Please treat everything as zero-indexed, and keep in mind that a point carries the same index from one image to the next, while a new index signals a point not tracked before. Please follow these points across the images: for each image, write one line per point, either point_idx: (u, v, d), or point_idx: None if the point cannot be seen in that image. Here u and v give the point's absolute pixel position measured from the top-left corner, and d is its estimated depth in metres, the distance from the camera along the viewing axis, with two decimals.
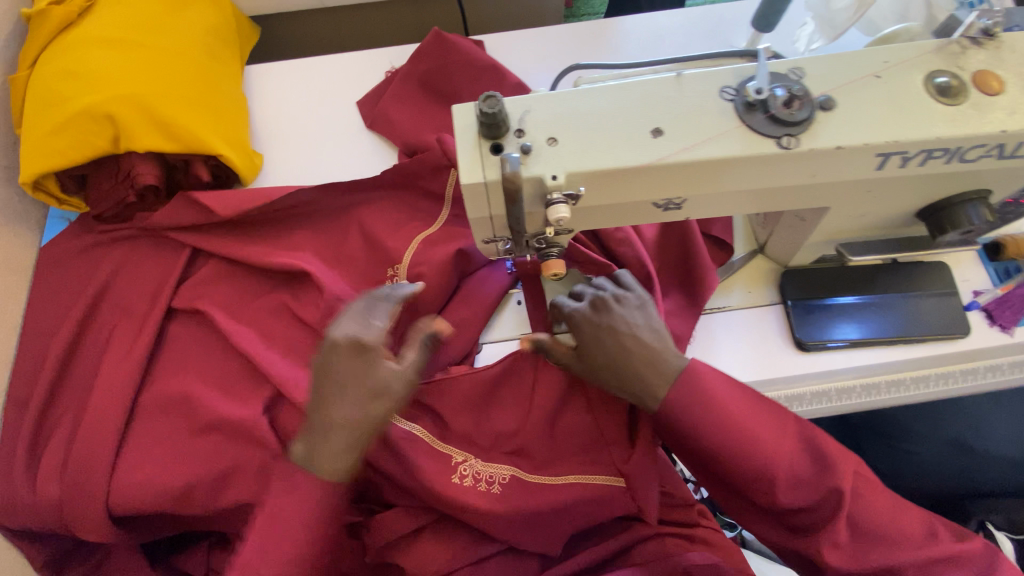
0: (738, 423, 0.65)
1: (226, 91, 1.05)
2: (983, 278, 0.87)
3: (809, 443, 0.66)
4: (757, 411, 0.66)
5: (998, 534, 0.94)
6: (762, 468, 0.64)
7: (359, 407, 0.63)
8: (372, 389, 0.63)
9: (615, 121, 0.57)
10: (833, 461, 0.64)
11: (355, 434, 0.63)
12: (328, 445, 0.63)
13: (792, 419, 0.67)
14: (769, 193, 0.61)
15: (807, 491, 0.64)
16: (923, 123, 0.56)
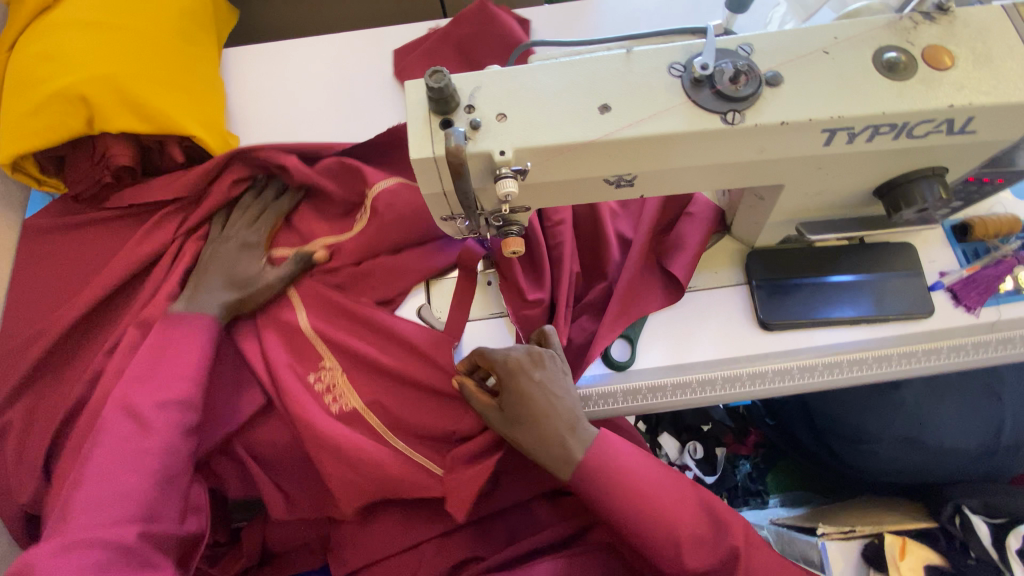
0: (645, 486, 0.69)
1: (202, 73, 1.06)
2: (950, 259, 0.87)
3: (707, 508, 0.71)
4: (658, 473, 0.71)
5: (974, 517, 0.89)
6: (664, 532, 0.68)
7: (234, 254, 0.89)
8: (234, 243, 0.90)
9: (564, 97, 0.58)
10: (729, 524, 0.69)
11: (226, 301, 0.86)
12: (211, 294, 0.86)
13: (691, 487, 0.72)
14: (719, 170, 0.62)
15: (706, 552, 0.68)
16: (869, 98, 0.57)
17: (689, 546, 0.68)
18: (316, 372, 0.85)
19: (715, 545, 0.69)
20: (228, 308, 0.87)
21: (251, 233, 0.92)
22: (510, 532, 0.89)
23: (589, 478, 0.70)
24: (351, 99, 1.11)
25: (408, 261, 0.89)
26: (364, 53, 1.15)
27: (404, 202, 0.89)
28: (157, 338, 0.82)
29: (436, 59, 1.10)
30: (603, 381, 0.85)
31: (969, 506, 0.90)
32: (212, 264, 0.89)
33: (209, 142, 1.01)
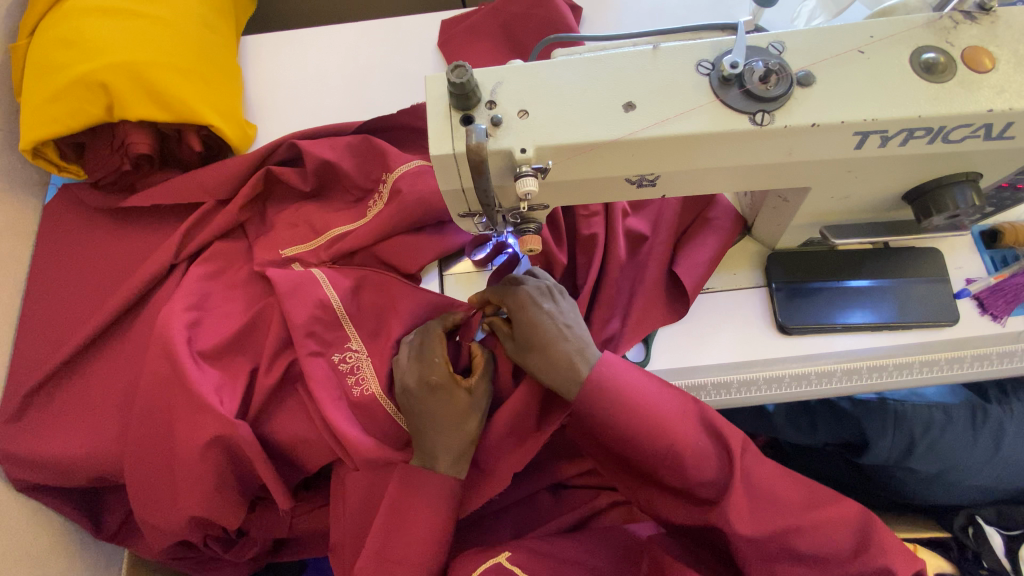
0: (655, 410, 0.69)
1: (221, 61, 1.05)
2: (978, 266, 0.85)
3: (709, 423, 0.71)
4: (666, 393, 0.71)
5: (987, 528, 0.93)
6: (669, 450, 0.69)
7: (443, 407, 0.77)
8: (422, 388, 0.77)
9: (587, 95, 0.57)
10: (732, 441, 0.69)
11: (467, 437, 0.77)
12: (442, 444, 0.76)
13: (691, 400, 0.72)
14: (745, 171, 0.60)
15: (710, 469, 0.69)
16: (904, 101, 0.55)
17: (694, 466, 0.69)
18: (342, 353, 0.85)
19: (721, 464, 0.69)
20: (459, 452, 0.77)
21: (428, 370, 0.77)
22: (514, 528, 0.89)
23: (604, 402, 0.70)
24: (368, 90, 1.11)
25: (422, 257, 0.89)
26: (379, 43, 1.14)
27: (418, 198, 0.88)
28: (176, 330, 0.83)
29: (452, 50, 1.08)
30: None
31: (985, 516, 0.93)
32: (421, 423, 0.77)
33: (227, 131, 1.01)
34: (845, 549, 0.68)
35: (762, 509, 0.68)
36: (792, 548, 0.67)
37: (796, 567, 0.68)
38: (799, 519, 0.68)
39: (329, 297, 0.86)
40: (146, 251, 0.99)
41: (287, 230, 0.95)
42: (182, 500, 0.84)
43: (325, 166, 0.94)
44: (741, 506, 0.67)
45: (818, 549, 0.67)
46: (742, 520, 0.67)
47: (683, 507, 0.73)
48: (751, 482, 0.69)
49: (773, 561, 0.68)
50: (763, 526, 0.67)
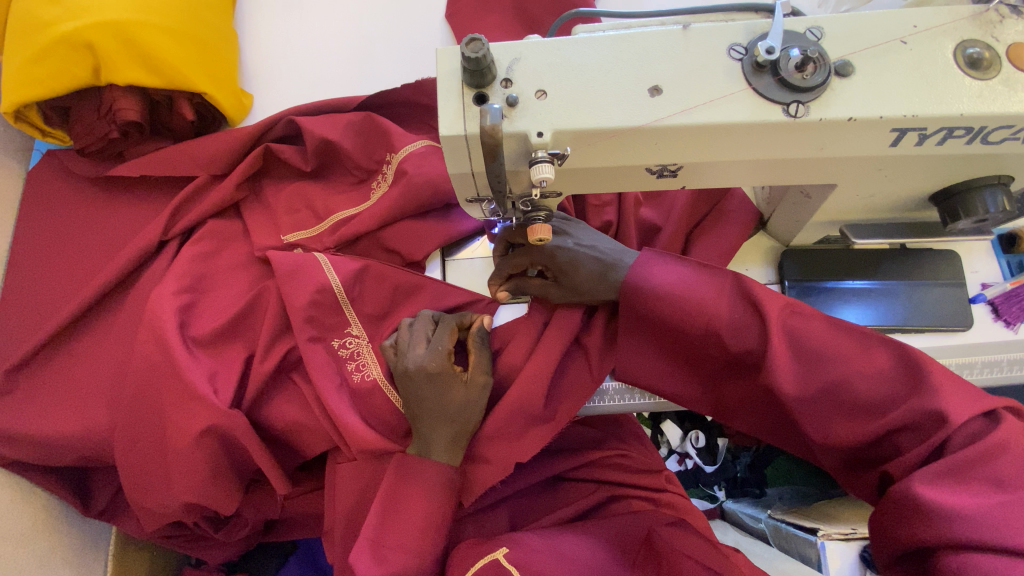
0: (682, 287, 0.68)
1: (215, 24, 0.99)
2: (994, 270, 0.83)
3: (746, 293, 0.66)
4: (697, 276, 0.69)
5: None
6: (705, 324, 0.67)
7: (442, 394, 0.74)
8: (423, 375, 0.73)
9: (610, 77, 0.53)
10: (768, 301, 0.64)
11: (465, 426, 0.75)
12: (438, 431, 0.75)
13: (729, 276, 0.68)
14: (771, 165, 0.57)
15: (748, 337, 0.65)
16: (947, 97, 0.52)
17: (731, 335, 0.66)
18: (341, 339, 0.82)
19: (759, 329, 0.64)
20: (454, 441, 0.75)
21: (431, 357, 0.74)
22: (513, 516, 0.89)
23: (633, 288, 0.69)
24: (370, 62, 1.06)
25: (426, 243, 0.86)
26: (383, 12, 1.09)
27: (425, 183, 0.85)
28: (168, 307, 0.80)
29: (461, 24, 1.03)
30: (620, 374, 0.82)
31: None
32: (418, 408, 0.75)
33: (221, 99, 0.97)
34: (898, 393, 0.60)
35: (811, 368, 0.63)
36: (846, 405, 0.61)
37: (855, 421, 0.61)
38: (850, 372, 0.61)
39: (329, 280, 0.82)
40: (135, 223, 0.95)
41: (284, 209, 0.91)
42: (174, 484, 0.82)
43: (327, 144, 0.90)
44: (784, 365, 0.63)
45: (872, 396, 0.60)
46: (786, 379, 0.62)
47: (736, 377, 0.69)
48: (800, 343, 0.63)
49: (830, 419, 0.62)
50: (811, 384, 0.62)
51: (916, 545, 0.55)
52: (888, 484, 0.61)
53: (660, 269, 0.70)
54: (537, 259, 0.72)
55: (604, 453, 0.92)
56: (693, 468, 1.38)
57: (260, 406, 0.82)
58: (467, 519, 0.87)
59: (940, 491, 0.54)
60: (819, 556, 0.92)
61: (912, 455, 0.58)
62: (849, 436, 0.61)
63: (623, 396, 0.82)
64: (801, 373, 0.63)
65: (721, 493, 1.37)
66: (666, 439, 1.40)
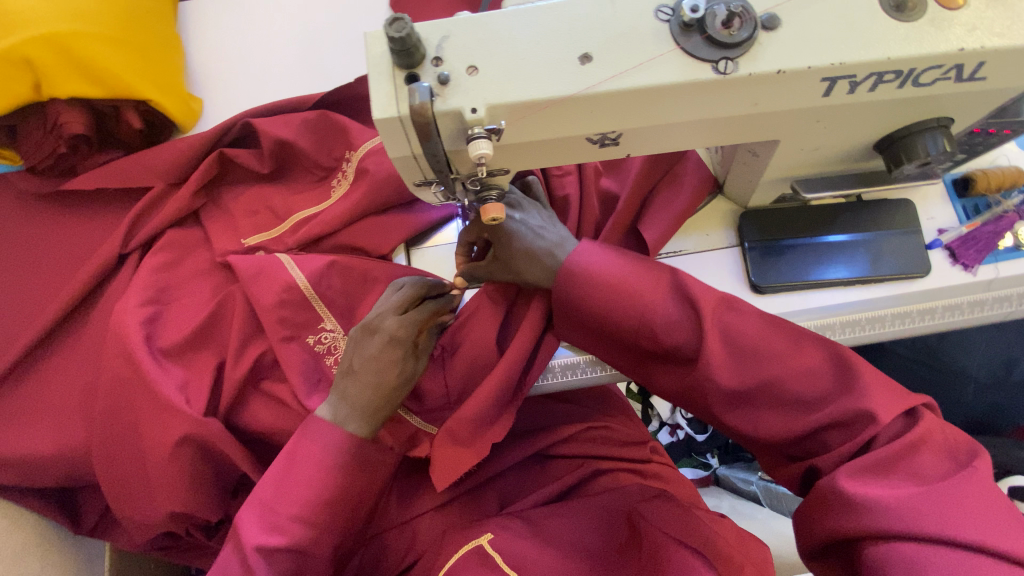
0: (615, 282, 0.67)
1: (155, 28, 0.97)
2: (950, 216, 0.85)
3: (682, 290, 0.65)
4: (637, 270, 0.67)
5: None
6: (639, 318, 0.66)
7: (379, 354, 0.72)
8: (371, 329, 0.74)
9: (540, 48, 0.53)
10: (701, 298, 0.63)
11: (384, 399, 0.72)
12: (357, 393, 0.72)
13: (666, 272, 0.67)
14: (710, 125, 0.58)
15: (683, 333, 0.64)
16: (875, 43, 0.52)
17: (661, 330, 0.65)
18: (316, 335, 0.81)
19: (690, 324, 0.64)
20: (370, 410, 0.72)
21: (382, 312, 0.74)
22: (501, 497, 0.90)
23: (563, 273, 0.69)
24: (322, 58, 1.05)
25: (391, 236, 0.86)
26: (332, 6, 1.08)
27: (386, 176, 0.85)
28: (134, 320, 0.80)
29: (411, 12, 1.02)
30: (568, 353, 0.82)
31: None
32: (353, 364, 0.74)
33: (169, 106, 0.96)
34: (829, 388, 0.60)
35: (745, 360, 0.62)
36: (778, 396, 0.61)
37: (785, 413, 0.61)
38: (785, 369, 0.61)
39: (294, 277, 0.81)
40: (95, 238, 0.93)
41: (245, 213, 0.90)
42: (157, 496, 0.82)
43: (283, 145, 0.88)
44: (719, 359, 0.62)
45: (804, 393, 0.60)
46: (724, 370, 0.62)
47: (671, 376, 0.68)
48: (733, 339, 0.63)
49: (760, 412, 0.62)
50: (747, 378, 0.62)
51: (841, 538, 0.55)
52: (814, 476, 0.60)
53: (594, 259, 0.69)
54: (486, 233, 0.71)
55: (587, 426, 0.94)
56: (685, 438, 1.41)
57: (238, 411, 0.82)
58: (455, 500, 0.88)
59: (862, 483, 0.54)
60: None
61: (839, 451, 0.58)
62: (777, 428, 0.61)
63: (595, 367, 0.82)
64: (735, 364, 0.62)
65: (715, 460, 1.38)
66: (656, 414, 1.42)
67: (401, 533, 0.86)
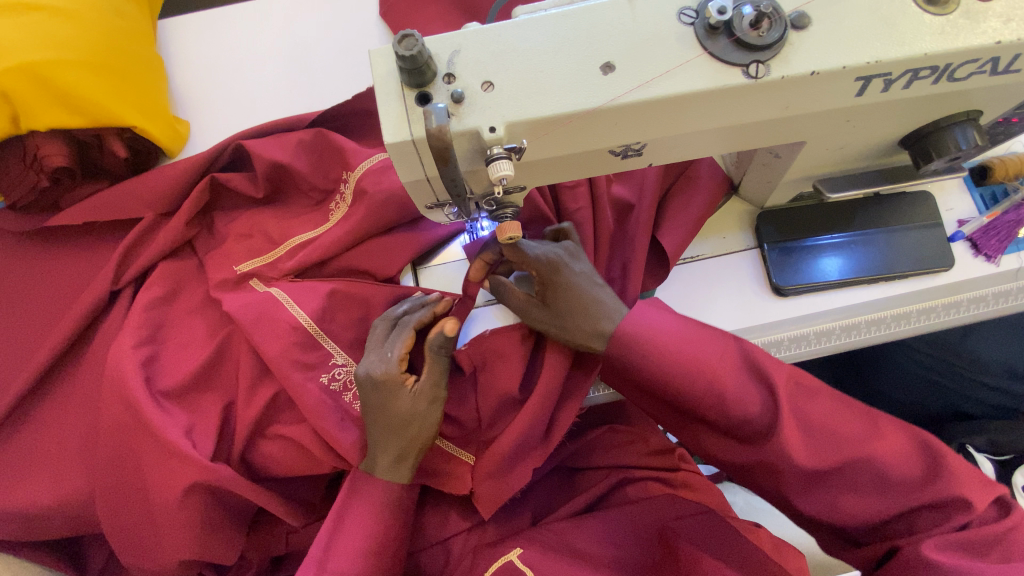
0: (694, 360, 0.64)
1: (134, 49, 0.92)
2: (968, 206, 0.83)
3: (756, 365, 0.64)
4: (702, 335, 0.66)
5: (978, 455, 1.02)
6: (707, 390, 0.64)
7: (389, 406, 0.69)
8: (373, 384, 0.70)
9: (558, 59, 0.50)
10: (776, 376, 0.63)
11: (412, 446, 0.71)
12: (381, 449, 0.71)
13: (733, 339, 0.66)
14: (738, 131, 0.55)
15: (756, 408, 0.63)
16: (910, 38, 0.49)
17: (737, 404, 0.63)
18: (329, 373, 0.77)
19: (769, 404, 0.63)
20: (400, 458, 0.71)
21: (378, 364, 0.70)
22: (535, 512, 0.87)
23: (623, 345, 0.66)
24: (310, 72, 1.01)
25: (396, 258, 0.82)
26: (317, 18, 1.04)
27: (387, 196, 0.81)
28: (131, 363, 0.75)
29: (400, 21, 0.98)
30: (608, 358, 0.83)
31: (974, 445, 1.03)
32: (369, 419, 0.71)
33: (154, 131, 0.91)
34: (911, 475, 0.60)
35: (820, 441, 0.62)
36: (859, 475, 0.61)
37: (864, 493, 0.61)
38: (867, 451, 0.61)
39: (296, 317, 0.77)
40: (83, 276, 0.88)
41: (240, 241, 0.85)
42: (166, 545, 0.77)
43: (278, 168, 0.84)
44: (798, 440, 0.61)
45: (889, 476, 0.60)
46: (800, 450, 0.61)
47: (739, 450, 0.66)
48: (807, 418, 0.62)
49: (838, 493, 0.62)
50: (826, 459, 0.61)
51: None
52: (893, 557, 0.60)
53: (655, 320, 0.67)
54: (547, 275, 0.67)
55: (612, 429, 0.93)
56: None
57: (248, 450, 0.78)
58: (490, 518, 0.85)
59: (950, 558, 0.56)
60: None
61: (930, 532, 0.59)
62: (856, 507, 0.61)
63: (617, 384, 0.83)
64: (814, 443, 0.62)
65: None
66: None
67: (439, 552, 0.84)
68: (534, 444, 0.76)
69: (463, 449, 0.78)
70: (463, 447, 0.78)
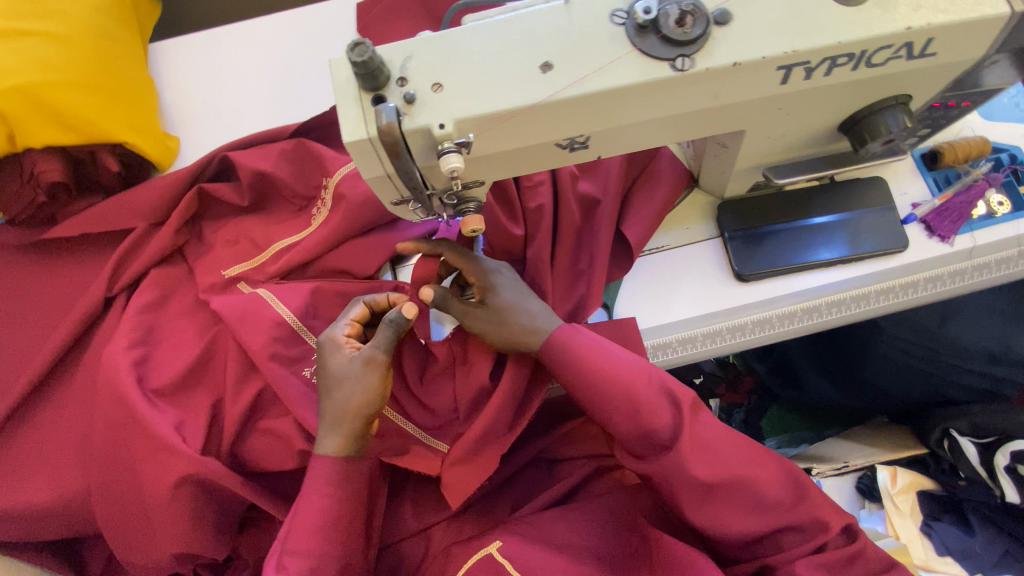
0: (610, 377, 0.69)
1: (126, 71, 0.98)
2: (922, 189, 0.87)
3: (666, 387, 0.69)
4: (623, 354, 0.71)
5: (962, 440, 1.02)
6: (622, 406, 0.68)
7: (338, 367, 0.73)
8: (326, 347, 0.75)
9: (502, 60, 0.54)
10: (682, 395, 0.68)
11: (353, 414, 0.71)
12: (326, 417, 0.72)
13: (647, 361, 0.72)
14: (676, 121, 0.59)
15: (664, 424, 0.68)
16: (824, 28, 0.53)
17: (646, 418, 0.67)
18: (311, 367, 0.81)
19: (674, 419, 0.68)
20: (342, 428, 0.71)
21: (334, 331, 0.76)
22: (515, 501, 0.90)
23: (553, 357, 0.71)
24: (293, 87, 1.06)
25: (374, 258, 0.86)
26: (300, 36, 1.09)
27: (363, 199, 0.85)
28: (123, 364, 0.79)
29: (377, 35, 1.03)
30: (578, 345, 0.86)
31: (957, 428, 1.03)
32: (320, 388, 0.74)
33: (145, 146, 0.96)
34: (786, 498, 0.67)
35: (713, 458, 0.67)
36: (742, 494, 0.66)
37: (745, 512, 0.67)
38: (751, 472, 0.67)
39: (280, 313, 0.81)
40: (80, 285, 0.93)
41: (226, 247, 0.89)
42: (159, 538, 0.81)
43: (260, 177, 0.89)
44: (694, 454, 0.66)
45: (766, 497, 0.66)
46: (697, 463, 0.66)
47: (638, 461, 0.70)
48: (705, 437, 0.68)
49: (724, 509, 0.66)
50: (720, 476, 0.66)
51: None
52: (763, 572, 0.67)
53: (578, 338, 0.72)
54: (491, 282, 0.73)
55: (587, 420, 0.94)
56: None
57: (235, 445, 0.82)
58: (471, 508, 0.88)
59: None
60: None
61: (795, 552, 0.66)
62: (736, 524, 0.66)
63: None
64: (706, 459, 0.66)
65: None
66: None
67: (421, 541, 0.86)
68: (507, 431, 0.79)
69: (440, 440, 0.81)
70: (441, 437, 0.81)
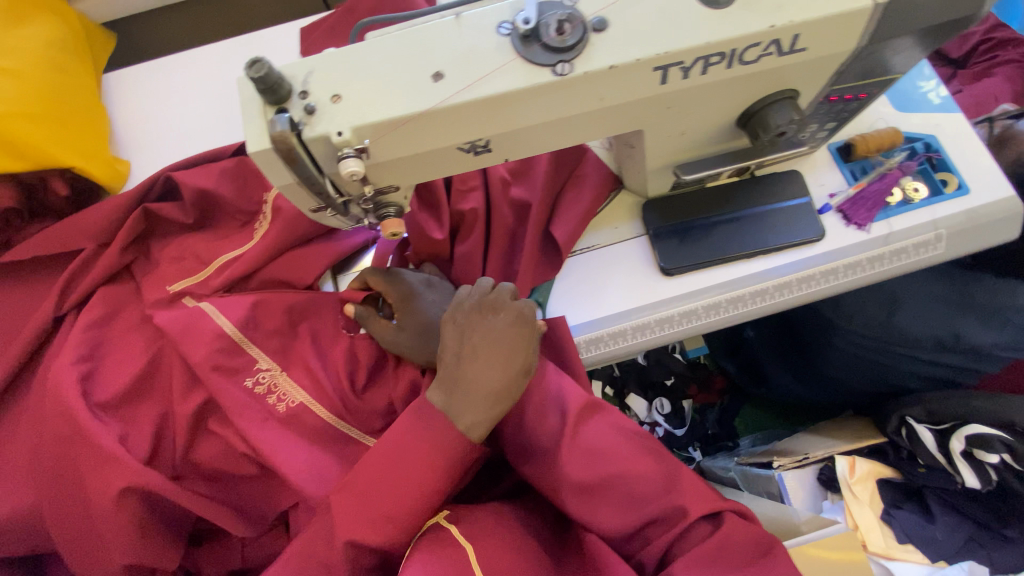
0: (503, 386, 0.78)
1: (77, 100, 1.03)
2: (839, 180, 0.90)
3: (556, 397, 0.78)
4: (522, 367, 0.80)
5: (917, 426, 1.01)
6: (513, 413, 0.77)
7: (502, 332, 0.74)
8: (492, 312, 0.76)
9: (395, 72, 0.58)
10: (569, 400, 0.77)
11: (504, 389, 0.72)
12: (479, 397, 0.72)
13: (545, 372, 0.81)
14: (569, 123, 0.63)
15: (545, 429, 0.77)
16: (693, 31, 0.57)
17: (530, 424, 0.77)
18: (253, 377, 0.84)
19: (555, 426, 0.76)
20: (495, 406, 0.72)
21: (495, 301, 0.76)
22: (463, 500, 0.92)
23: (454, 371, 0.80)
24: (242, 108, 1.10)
25: (314, 268, 0.90)
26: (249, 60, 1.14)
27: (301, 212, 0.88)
28: (68, 379, 0.82)
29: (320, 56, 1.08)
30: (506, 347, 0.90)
31: (913, 415, 1.02)
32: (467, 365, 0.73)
33: (94, 171, 1.00)
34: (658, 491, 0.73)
35: (592, 460, 0.74)
36: (615, 493, 0.73)
37: (621, 510, 0.73)
38: (623, 470, 0.74)
39: (222, 326, 0.84)
40: (33, 306, 0.96)
41: (172, 263, 0.92)
42: (107, 549, 0.83)
43: (204, 195, 0.92)
44: (569, 454, 0.74)
45: (636, 493, 0.73)
46: (572, 464, 0.73)
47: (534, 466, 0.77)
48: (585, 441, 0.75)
49: (599, 509, 0.73)
50: (593, 474, 0.73)
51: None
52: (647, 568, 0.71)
53: None
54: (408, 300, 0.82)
55: None
56: (665, 434, 1.44)
57: (182, 453, 0.84)
58: None
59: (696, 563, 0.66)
60: (781, 487, 1.09)
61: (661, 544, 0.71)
62: (613, 521, 0.72)
63: None
64: (582, 460, 0.74)
65: (697, 453, 1.43)
66: (634, 413, 1.44)
67: None
68: None
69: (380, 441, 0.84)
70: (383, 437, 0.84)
